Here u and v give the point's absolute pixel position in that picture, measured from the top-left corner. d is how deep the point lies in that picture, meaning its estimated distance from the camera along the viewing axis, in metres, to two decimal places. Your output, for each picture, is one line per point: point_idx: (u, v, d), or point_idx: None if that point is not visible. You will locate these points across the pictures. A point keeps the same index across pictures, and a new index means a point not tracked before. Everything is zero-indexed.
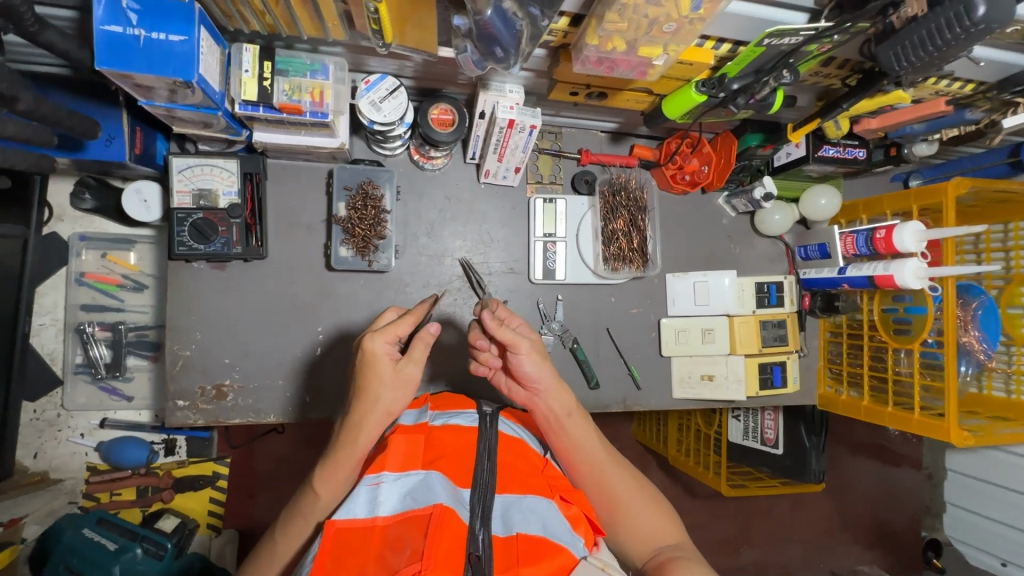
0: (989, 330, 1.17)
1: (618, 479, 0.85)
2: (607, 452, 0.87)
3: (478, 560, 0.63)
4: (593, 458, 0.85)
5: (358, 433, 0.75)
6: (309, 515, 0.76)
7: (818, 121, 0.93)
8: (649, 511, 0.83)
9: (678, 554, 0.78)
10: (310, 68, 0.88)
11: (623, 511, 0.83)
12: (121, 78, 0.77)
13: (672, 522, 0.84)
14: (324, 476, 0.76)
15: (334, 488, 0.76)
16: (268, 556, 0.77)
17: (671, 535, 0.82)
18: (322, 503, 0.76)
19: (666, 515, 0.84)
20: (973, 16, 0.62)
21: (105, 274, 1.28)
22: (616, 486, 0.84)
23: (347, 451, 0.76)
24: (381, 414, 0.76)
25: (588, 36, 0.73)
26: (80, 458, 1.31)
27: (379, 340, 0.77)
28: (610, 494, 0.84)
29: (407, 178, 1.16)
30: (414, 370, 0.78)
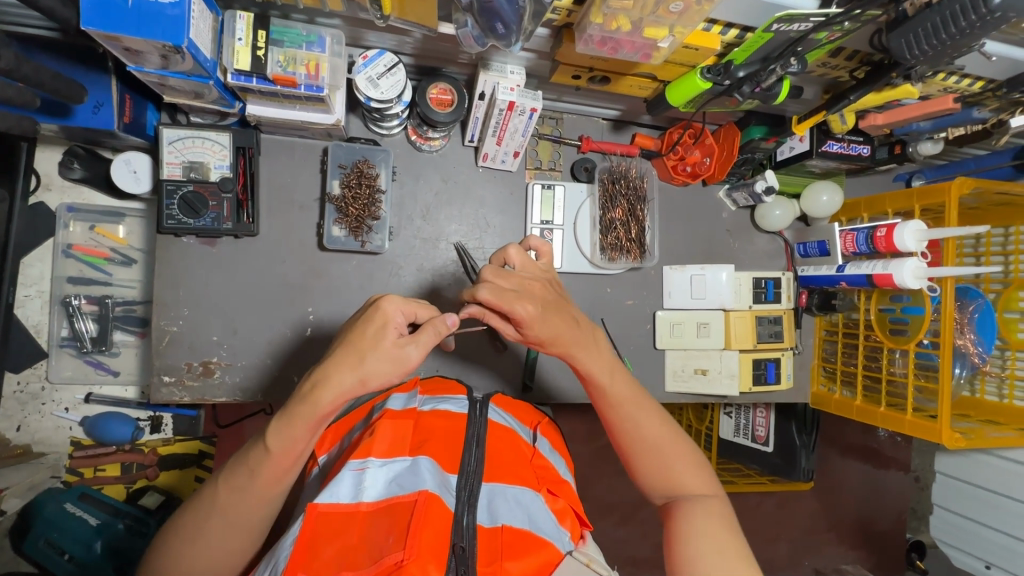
0: (986, 334, 1.16)
1: (645, 424, 0.79)
2: (634, 393, 0.81)
3: (462, 551, 0.62)
4: (613, 398, 0.80)
5: (324, 393, 0.67)
6: (258, 467, 0.69)
7: (823, 113, 0.91)
8: (677, 456, 0.78)
9: (695, 504, 0.74)
10: (306, 40, 0.85)
11: (647, 453, 0.78)
12: (109, 40, 0.74)
13: (705, 473, 0.78)
14: (280, 426, 0.68)
15: (288, 444, 0.69)
16: (210, 506, 0.71)
17: (699, 483, 0.77)
18: (272, 458, 0.69)
19: (701, 465, 0.78)
20: (988, 3, 0.61)
21: (92, 246, 1.26)
22: (641, 431, 0.79)
23: (308, 405, 0.68)
24: (357, 381, 0.67)
25: (592, 14, 0.71)
26: (64, 432, 1.29)
27: (393, 305, 0.71)
28: (634, 438, 0.79)
29: (403, 158, 1.14)
30: (412, 351, 0.69)
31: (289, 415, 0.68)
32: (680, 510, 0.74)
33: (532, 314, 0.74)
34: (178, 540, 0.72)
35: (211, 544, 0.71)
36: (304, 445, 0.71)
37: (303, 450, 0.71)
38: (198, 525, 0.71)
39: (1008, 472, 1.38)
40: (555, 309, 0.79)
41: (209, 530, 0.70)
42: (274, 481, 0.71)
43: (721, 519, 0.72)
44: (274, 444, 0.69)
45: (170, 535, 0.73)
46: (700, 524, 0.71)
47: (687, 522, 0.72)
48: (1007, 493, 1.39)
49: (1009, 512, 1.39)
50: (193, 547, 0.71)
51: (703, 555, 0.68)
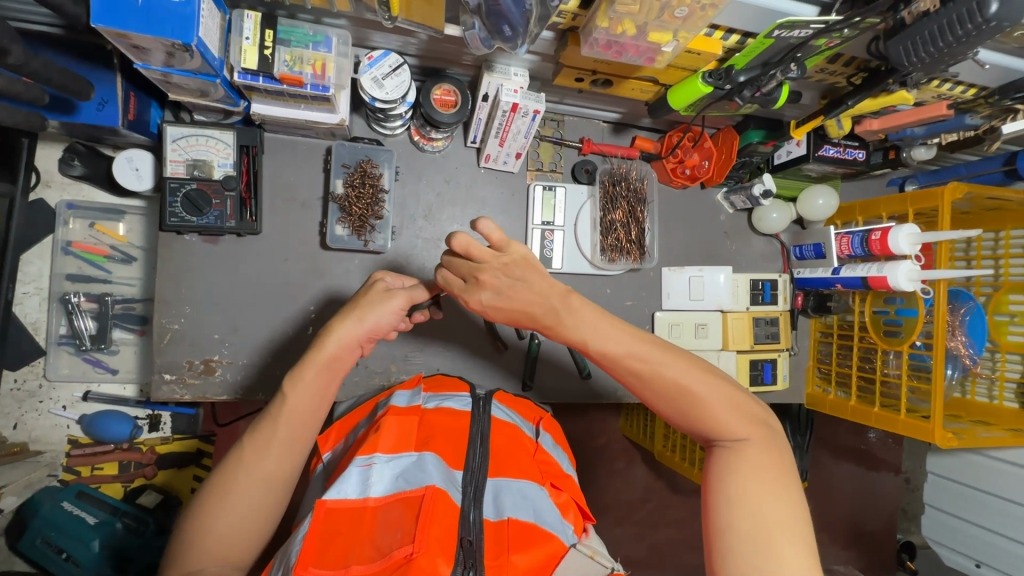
0: (976, 336, 1.19)
1: (664, 377, 0.74)
2: (642, 346, 0.75)
3: (469, 545, 0.63)
4: (618, 354, 0.75)
5: (330, 333, 0.75)
6: (280, 419, 0.73)
7: (821, 119, 0.93)
8: (708, 403, 0.73)
9: (732, 456, 0.71)
10: (313, 40, 0.86)
11: (673, 406, 0.75)
12: (117, 37, 0.74)
13: (740, 416, 0.73)
14: (296, 375, 0.74)
15: (305, 390, 0.74)
16: (233, 465, 0.72)
17: (735, 428, 0.73)
18: (291, 405, 0.74)
19: (739, 410, 0.74)
20: (985, 13, 0.62)
21: (92, 243, 1.25)
22: (660, 385, 0.74)
23: (318, 352, 0.75)
24: (357, 319, 0.77)
25: (598, 18, 0.72)
26: (62, 431, 1.28)
27: (386, 275, 0.86)
28: (656, 392, 0.75)
29: (406, 158, 1.14)
30: (399, 297, 0.80)
31: (305, 364, 0.75)
32: (716, 463, 0.71)
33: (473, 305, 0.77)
34: (202, 510, 0.71)
35: (236, 506, 0.70)
36: (320, 394, 0.76)
37: (316, 397, 0.75)
38: (221, 486, 0.71)
39: (997, 473, 1.40)
40: (527, 268, 0.71)
41: (234, 489, 0.70)
42: (295, 431, 0.74)
43: (759, 468, 0.69)
44: (292, 392, 0.74)
45: (191, 508, 0.71)
46: (735, 478, 0.69)
47: (721, 477, 0.70)
48: (996, 493, 1.41)
49: (997, 511, 1.41)
50: (209, 515, 0.70)
51: (737, 512, 0.66)
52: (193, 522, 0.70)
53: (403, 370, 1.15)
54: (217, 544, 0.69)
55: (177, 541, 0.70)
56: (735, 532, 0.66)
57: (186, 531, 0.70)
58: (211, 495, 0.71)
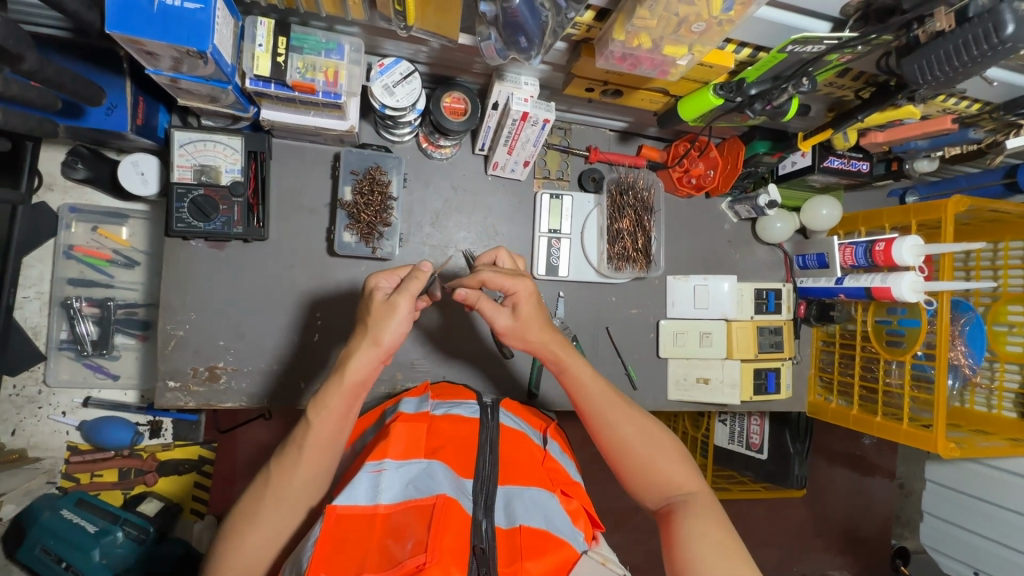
0: (976, 346, 1.20)
1: (626, 424, 0.81)
2: (610, 394, 0.83)
3: (482, 552, 0.63)
4: (589, 397, 0.82)
5: (350, 358, 0.71)
6: (306, 444, 0.71)
7: (830, 131, 0.94)
8: (661, 454, 0.79)
9: (686, 507, 0.74)
10: (326, 47, 0.86)
11: (633, 454, 0.79)
12: (130, 43, 0.74)
13: (689, 471, 0.79)
14: (321, 401, 0.71)
15: (330, 415, 0.71)
16: (262, 490, 0.71)
17: (686, 481, 0.78)
18: (316, 430, 0.71)
19: (687, 464, 0.79)
20: (1000, 34, 0.63)
21: (95, 248, 1.24)
22: (622, 431, 0.80)
23: (340, 373, 0.72)
24: (369, 341, 0.72)
25: (615, 31, 0.72)
26: (61, 437, 1.26)
27: (381, 277, 0.79)
28: (618, 438, 0.80)
29: (414, 165, 1.14)
30: (401, 301, 0.73)
31: (329, 387, 0.72)
32: (673, 513, 0.74)
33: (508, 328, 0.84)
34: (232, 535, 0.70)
35: (268, 529, 0.70)
36: (347, 414, 0.73)
37: (341, 425, 0.73)
38: (250, 511, 0.70)
39: (995, 481, 1.42)
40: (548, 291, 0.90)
41: (264, 514, 0.69)
42: (323, 455, 0.72)
43: (712, 517, 0.72)
44: (318, 416, 0.71)
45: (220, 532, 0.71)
46: (694, 522, 0.71)
47: (681, 523, 0.71)
48: (993, 501, 1.43)
49: (994, 519, 1.43)
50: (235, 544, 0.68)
51: (701, 551, 0.68)
52: (223, 548, 0.69)
53: (409, 378, 1.15)
54: (249, 567, 0.69)
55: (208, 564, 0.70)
56: (701, 573, 0.66)
57: (217, 556, 0.69)
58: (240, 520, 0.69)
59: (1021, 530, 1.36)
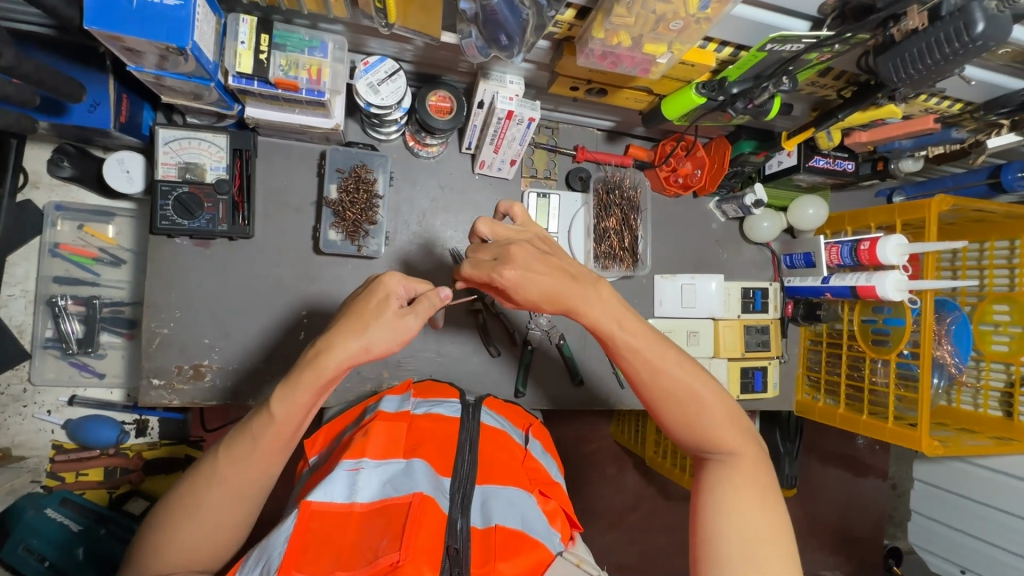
0: (962, 345, 1.21)
1: (674, 379, 0.74)
2: (659, 345, 0.75)
3: (456, 552, 0.63)
4: (633, 349, 0.74)
5: (328, 356, 0.68)
6: (259, 439, 0.70)
7: (812, 130, 0.94)
8: (707, 412, 0.74)
9: (724, 469, 0.72)
10: (309, 45, 0.86)
11: (678, 409, 0.74)
12: (110, 40, 0.74)
13: (736, 428, 0.74)
14: (282, 397, 0.69)
15: (289, 410, 0.69)
16: (209, 477, 0.70)
17: (730, 439, 0.74)
18: (271, 426, 0.70)
19: (737, 423, 0.75)
20: (971, 32, 0.64)
21: (80, 246, 1.23)
22: (667, 387, 0.74)
23: (312, 369, 0.68)
24: (359, 348, 0.68)
25: (594, 29, 0.72)
26: (46, 435, 1.26)
27: (396, 279, 0.73)
28: (662, 393, 0.74)
29: (400, 164, 1.14)
30: (412, 321, 0.71)
31: (297, 383, 0.69)
32: (708, 474, 0.73)
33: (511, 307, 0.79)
34: (175, 514, 0.70)
35: (208, 514, 0.70)
36: (306, 411, 0.71)
37: (304, 418, 0.72)
38: (194, 495, 0.70)
39: (983, 480, 1.42)
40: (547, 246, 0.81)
41: (207, 501, 0.69)
42: (274, 450, 0.71)
43: (749, 483, 0.70)
44: (276, 412, 0.69)
45: (163, 510, 0.71)
46: (727, 490, 0.70)
47: (713, 489, 0.71)
48: (980, 499, 1.43)
49: (981, 517, 1.44)
50: (176, 526, 0.69)
51: (726, 520, 0.68)
52: (165, 526, 0.70)
53: (395, 376, 1.15)
54: (184, 549, 0.70)
55: (148, 538, 0.71)
56: (724, 544, 0.67)
57: (159, 534, 0.70)
58: (183, 502, 0.70)
59: (1008, 529, 1.37)
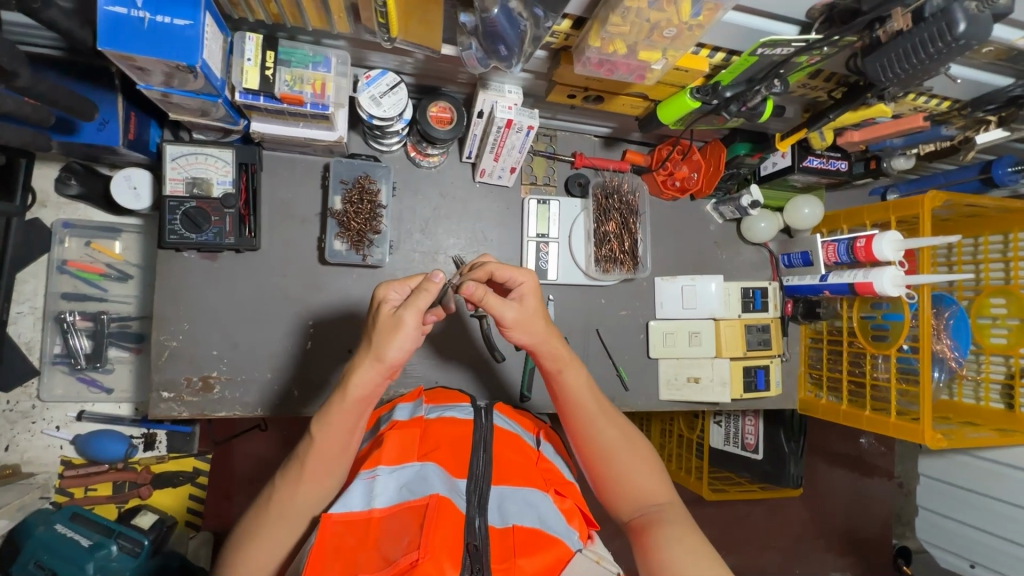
0: (961, 339, 1.22)
1: (611, 438, 0.81)
2: (600, 407, 0.83)
3: (476, 550, 0.64)
4: (580, 419, 0.82)
5: (351, 379, 0.71)
6: (310, 459, 0.72)
7: (805, 131, 0.97)
8: (640, 467, 0.81)
9: (659, 518, 0.76)
10: (313, 60, 0.88)
11: (616, 468, 0.80)
12: (121, 59, 0.76)
13: (663, 483, 0.81)
14: (324, 423, 0.72)
15: (334, 433, 0.72)
16: (267, 503, 0.72)
17: (659, 491, 0.80)
18: (319, 446, 0.72)
19: (663, 478, 0.82)
20: (954, 32, 0.66)
21: (88, 262, 1.26)
22: (607, 446, 0.81)
23: (340, 395, 0.72)
24: (374, 360, 0.70)
25: (591, 38, 0.75)
26: (55, 451, 1.27)
27: (389, 288, 0.76)
28: (603, 449, 0.81)
29: (402, 174, 1.17)
30: (407, 316, 0.70)
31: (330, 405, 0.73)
32: (649, 524, 0.75)
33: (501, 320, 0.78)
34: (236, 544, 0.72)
35: (269, 544, 0.70)
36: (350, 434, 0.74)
37: (348, 439, 0.74)
38: (253, 528, 0.71)
39: (986, 473, 1.43)
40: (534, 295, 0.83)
41: (267, 528, 0.71)
42: (326, 472, 0.73)
43: (684, 527, 0.74)
44: (320, 433, 0.72)
45: (229, 541, 0.72)
46: (672, 529, 0.73)
47: (660, 530, 0.73)
48: (985, 492, 1.44)
49: (988, 511, 1.43)
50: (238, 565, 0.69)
51: (677, 558, 0.69)
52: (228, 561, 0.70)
53: (401, 383, 1.16)
54: None
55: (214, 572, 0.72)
56: (674, 571, 0.69)
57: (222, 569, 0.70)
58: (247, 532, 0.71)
59: (1013, 520, 1.37)
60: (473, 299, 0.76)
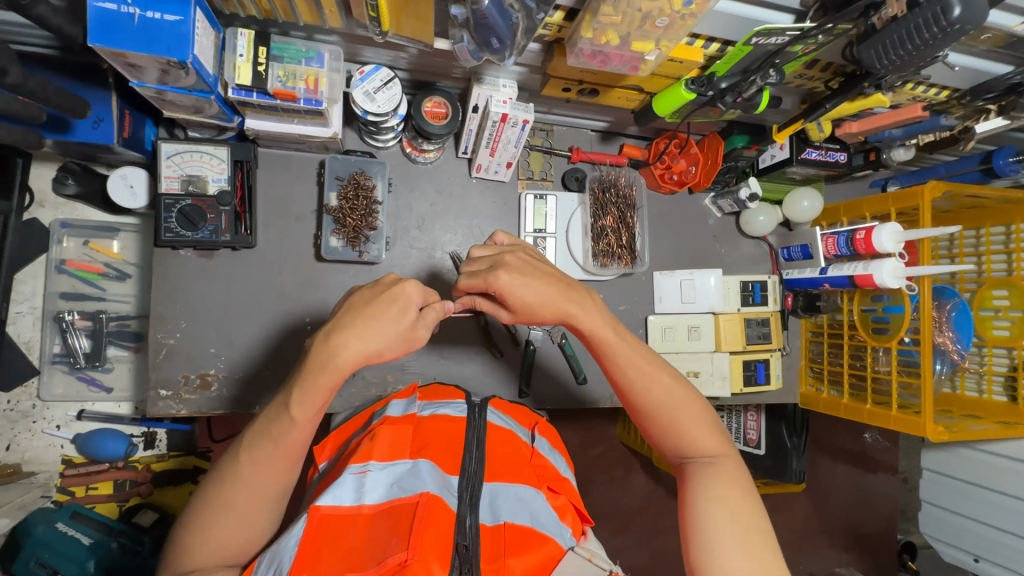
0: (964, 332, 1.20)
1: (661, 393, 0.80)
2: (650, 363, 0.81)
3: (465, 549, 0.63)
4: (622, 374, 0.81)
5: (336, 360, 0.67)
6: (280, 438, 0.71)
7: (802, 121, 0.95)
8: (692, 420, 0.79)
9: (705, 470, 0.76)
10: (306, 56, 0.88)
11: (665, 420, 0.79)
12: (113, 56, 0.76)
13: (716, 436, 0.79)
14: (300, 398, 0.69)
15: (311, 411, 0.70)
16: (233, 478, 0.71)
17: (711, 443, 0.78)
18: (295, 427, 0.70)
19: (715, 429, 0.80)
20: (949, 16, 0.65)
21: (86, 261, 1.26)
22: (656, 401, 0.80)
23: (321, 372, 0.68)
24: (369, 350, 0.69)
25: (583, 29, 0.74)
26: (55, 450, 1.27)
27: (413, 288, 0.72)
28: (648, 404, 0.80)
29: (398, 170, 1.16)
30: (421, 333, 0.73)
31: (306, 383, 0.69)
32: (692, 477, 0.76)
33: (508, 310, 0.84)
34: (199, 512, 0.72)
35: (229, 514, 0.71)
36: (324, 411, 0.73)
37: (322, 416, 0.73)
38: (221, 500, 0.71)
39: (988, 466, 1.42)
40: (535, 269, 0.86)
41: (233, 502, 0.71)
42: (295, 450, 0.72)
43: (729, 481, 0.74)
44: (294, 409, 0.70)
45: (190, 509, 0.72)
46: (714, 485, 0.74)
47: (702, 484, 0.74)
48: (988, 486, 1.43)
49: (991, 504, 1.42)
50: (209, 531, 0.70)
51: (715, 514, 0.71)
52: (191, 528, 0.71)
53: (399, 380, 1.15)
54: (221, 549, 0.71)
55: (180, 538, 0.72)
56: (709, 526, 0.71)
57: (184, 535, 0.71)
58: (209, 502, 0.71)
59: (1016, 513, 1.36)
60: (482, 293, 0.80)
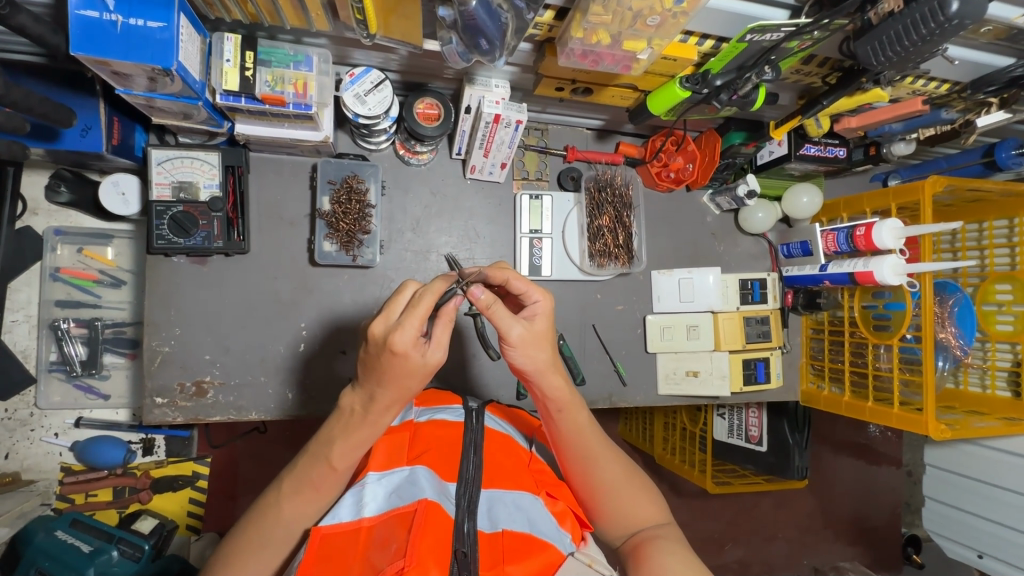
0: (966, 326, 1.18)
1: (608, 471, 0.80)
2: (599, 442, 0.81)
3: (464, 556, 0.62)
4: (572, 452, 0.80)
5: (386, 414, 0.71)
6: (320, 482, 0.72)
7: (800, 118, 0.94)
8: (633, 495, 0.79)
9: (655, 535, 0.75)
10: (294, 59, 0.87)
11: (610, 496, 0.79)
12: (97, 64, 0.75)
13: (657, 506, 0.80)
14: (340, 447, 0.71)
15: (350, 459, 0.72)
16: (272, 522, 0.71)
17: (655, 517, 0.79)
18: (336, 470, 0.72)
19: (657, 501, 0.81)
20: (946, 11, 0.64)
21: (80, 269, 1.26)
22: (603, 479, 0.79)
23: (371, 425, 0.71)
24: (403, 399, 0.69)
25: (573, 28, 0.73)
26: (54, 458, 1.28)
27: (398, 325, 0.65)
28: (595, 479, 0.79)
29: (392, 173, 1.15)
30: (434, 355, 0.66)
31: (352, 433, 0.71)
32: (644, 543, 0.74)
33: (550, 305, 0.77)
34: (234, 556, 0.72)
35: (268, 555, 0.72)
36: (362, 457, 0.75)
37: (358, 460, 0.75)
38: (256, 540, 0.71)
39: (991, 461, 1.41)
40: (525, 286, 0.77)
41: (268, 543, 0.71)
42: (332, 490, 0.74)
43: (680, 543, 0.74)
44: (336, 457, 0.72)
45: (225, 555, 0.72)
46: (667, 544, 0.73)
47: (655, 545, 0.73)
48: (993, 481, 1.41)
49: (995, 500, 1.41)
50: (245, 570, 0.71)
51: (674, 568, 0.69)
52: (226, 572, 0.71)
53: None
54: None
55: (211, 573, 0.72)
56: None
57: None
58: (245, 546, 0.71)
59: (1018, 509, 1.36)
60: (482, 305, 0.72)
